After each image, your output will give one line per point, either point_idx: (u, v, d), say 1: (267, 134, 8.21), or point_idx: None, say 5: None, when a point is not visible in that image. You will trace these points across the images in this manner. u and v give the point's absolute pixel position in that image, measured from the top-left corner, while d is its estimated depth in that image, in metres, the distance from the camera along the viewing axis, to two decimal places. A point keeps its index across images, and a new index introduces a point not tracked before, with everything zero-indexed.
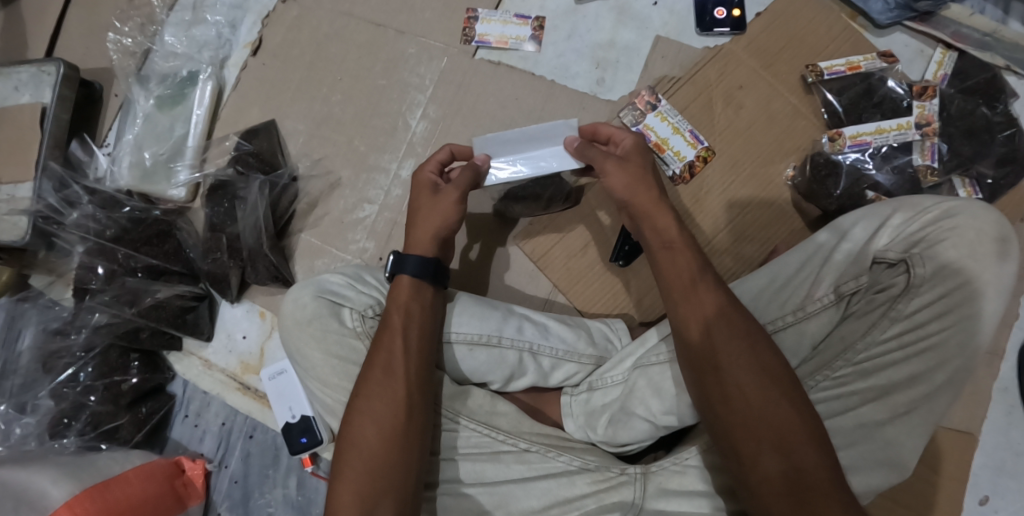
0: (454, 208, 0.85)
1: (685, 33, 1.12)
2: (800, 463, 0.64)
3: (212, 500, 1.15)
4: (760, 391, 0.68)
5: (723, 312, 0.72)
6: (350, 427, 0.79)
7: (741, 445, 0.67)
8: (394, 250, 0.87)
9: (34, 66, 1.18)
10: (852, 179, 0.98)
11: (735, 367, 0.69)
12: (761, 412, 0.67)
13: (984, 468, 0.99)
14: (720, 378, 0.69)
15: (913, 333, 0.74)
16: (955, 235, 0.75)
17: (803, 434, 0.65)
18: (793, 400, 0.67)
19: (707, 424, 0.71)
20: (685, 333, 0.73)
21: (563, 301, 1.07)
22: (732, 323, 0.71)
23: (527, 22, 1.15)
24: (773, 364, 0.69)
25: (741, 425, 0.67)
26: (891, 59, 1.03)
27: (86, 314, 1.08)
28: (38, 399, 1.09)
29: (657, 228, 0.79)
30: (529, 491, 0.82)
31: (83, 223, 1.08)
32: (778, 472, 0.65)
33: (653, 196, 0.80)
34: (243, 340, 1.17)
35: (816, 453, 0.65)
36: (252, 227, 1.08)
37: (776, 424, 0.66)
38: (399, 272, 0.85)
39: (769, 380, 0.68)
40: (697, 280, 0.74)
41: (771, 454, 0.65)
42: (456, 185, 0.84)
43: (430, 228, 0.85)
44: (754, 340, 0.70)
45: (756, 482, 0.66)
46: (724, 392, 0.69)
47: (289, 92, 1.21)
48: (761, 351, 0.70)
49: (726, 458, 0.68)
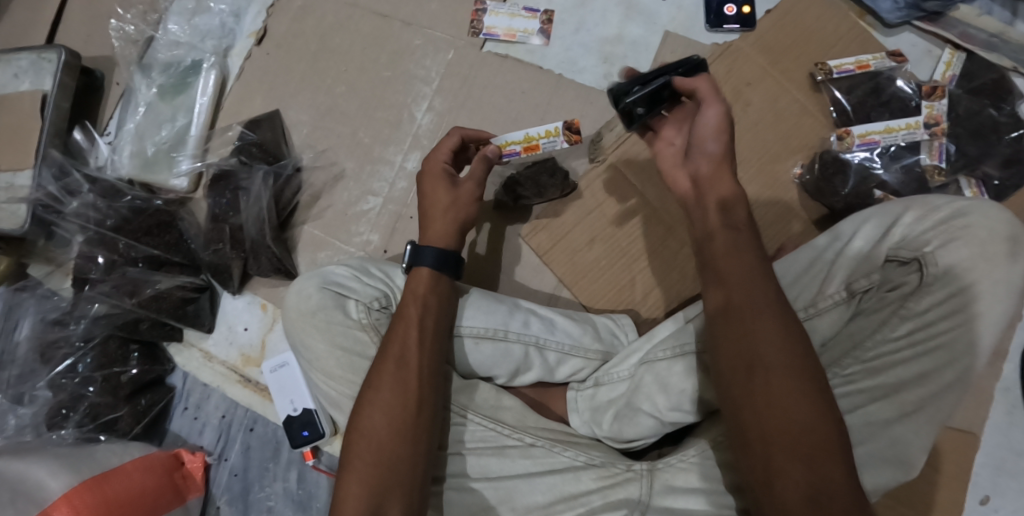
0: (472, 188, 0.87)
1: (694, 29, 1.12)
2: (825, 480, 0.62)
3: (212, 494, 1.14)
4: (795, 395, 0.64)
5: (762, 304, 0.68)
6: (361, 418, 0.77)
7: (772, 447, 0.64)
8: (410, 241, 0.85)
9: (34, 52, 1.17)
10: (859, 177, 0.99)
11: (777, 362, 0.65)
12: (796, 417, 0.64)
13: (984, 467, 0.99)
14: (756, 380, 0.66)
15: (923, 332, 0.74)
16: (967, 234, 0.75)
17: (834, 447, 0.63)
18: (825, 411, 0.64)
19: (733, 416, 0.67)
20: (720, 320, 0.70)
21: (568, 296, 1.06)
22: (776, 317, 0.67)
23: (535, 15, 1.15)
24: (810, 365, 0.66)
25: (774, 425, 0.64)
26: (901, 57, 1.02)
27: (85, 304, 1.06)
28: (36, 390, 1.08)
29: (721, 201, 0.75)
30: (535, 486, 0.82)
31: (83, 212, 1.07)
32: (805, 487, 0.62)
33: (728, 175, 0.76)
34: (245, 332, 1.16)
35: (842, 467, 0.63)
36: (255, 218, 1.07)
37: (809, 430, 0.63)
38: (417, 264, 0.84)
39: (807, 386, 0.65)
40: (740, 266, 0.70)
41: (798, 461, 0.63)
42: (476, 176, 0.87)
43: (445, 214, 0.85)
44: (797, 343, 0.66)
45: (778, 489, 0.63)
46: (760, 389, 0.65)
47: (294, 81, 1.20)
48: (805, 354, 0.66)
49: (750, 458, 0.66)
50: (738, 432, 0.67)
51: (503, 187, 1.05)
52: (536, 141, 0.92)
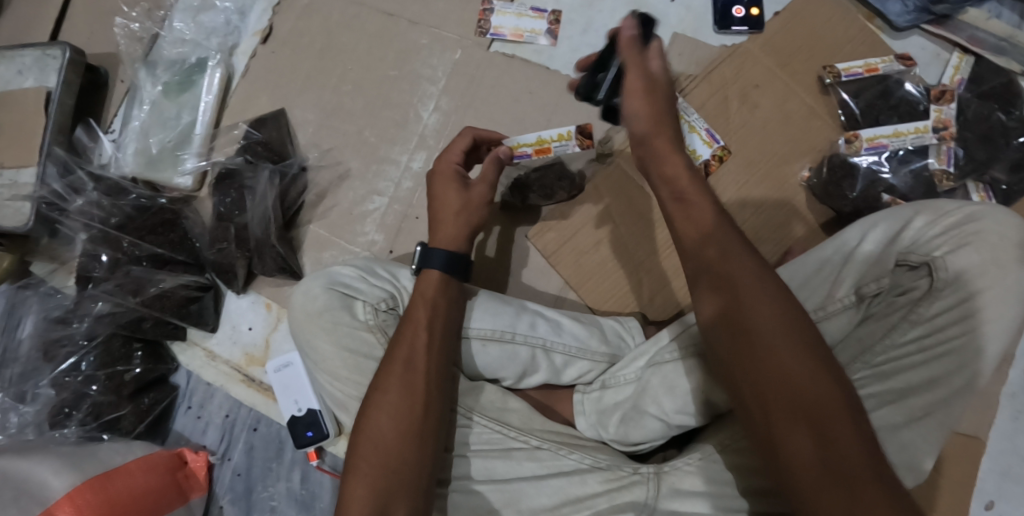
0: (484, 191, 0.86)
1: (702, 30, 1.12)
2: (837, 442, 0.59)
3: (215, 493, 1.14)
4: (796, 357, 0.63)
5: (749, 271, 0.67)
6: (366, 420, 0.77)
7: (774, 414, 0.62)
8: (420, 242, 0.85)
9: (39, 49, 1.16)
10: (868, 181, 0.98)
11: (771, 327, 0.64)
12: (799, 380, 0.62)
13: (990, 472, 0.99)
14: (748, 349, 0.65)
15: (933, 338, 0.74)
16: (978, 239, 0.75)
17: (841, 410, 0.61)
18: (828, 371, 0.63)
19: (733, 389, 0.66)
20: (707, 291, 0.69)
21: (573, 297, 1.06)
22: (764, 285, 0.67)
23: (543, 15, 1.14)
24: (806, 331, 0.64)
25: (773, 392, 0.63)
26: (911, 61, 1.02)
27: (88, 303, 1.05)
28: (39, 388, 1.07)
29: (675, 178, 0.74)
30: (541, 489, 0.81)
31: (87, 210, 1.06)
32: (811, 452, 0.60)
33: (673, 145, 0.75)
34: (249, 332, 1.16)
35: (852, 430, 0.60)
36: (261, 217, 1.06)
37: (813, 397, 0.61)
38: (427, 267, 0.84)
39: (805, 351, 0.63)
40: (722, 238, 0.70)
41: (803, 427, 0.61)
42: (487, 179, 0.87)
43: (455, 216, 0.84)
44: (791, 310, 0.65)
45: (785, 458, 0.61)
46: (760, 354, 0.64)
47: (300, 80, 1.20)
48: (800, 321, 0.65)
49: (755, 430, 0.64)
50: (741, 404, 0.66)
51: (511, 188, 1.06)
52: (548, 144, 0.93)
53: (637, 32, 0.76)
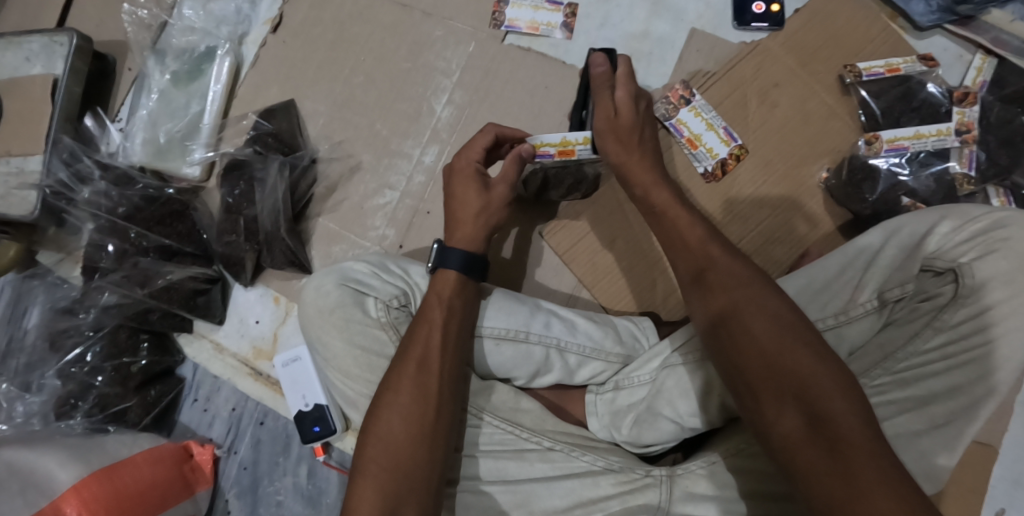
0: (503, 191, 0.84)
1: (722, 26, 1.10)
2: (830, 415, 0.59)
3: (220, 486, 1.13)
4: (781, 341, 0.64)
5: (728, 266, 0.71)
6: (377, 421, 0.76)
7: (762, 396, 0.63)
8: (437, 240, 0.83)
9: (46, 35, 1.14)
10: (888, 185, 0.96)
11: (751, 311, 0.66)
12: (784, 359, 0.62)
13: (1002, 480, 0.98)
14: (732, 338, 0.66)
15: (957, 345, 0.73)
16: (1007, 246, 0.73)
17: (831, 384, 0.60)
18: (817, 350, 0.63)
19: (726, 379, 0.67)
20: (691, 289, 0.72)
21: (587, 296, 1.05)
22: (741, 276, 0.69)
23: (559, 9, 1.12)
24: (788, 314, 0.66)
25: (760, 374, 0.63)
26: (932, 62, 1.00)
27: (95, 294, 1.04)
28: (44, 379, 1.06)
29: (650, 191, 0.80)
30: (552, 490, 0.80)
31: (94, 200, 1.04)
32: (801, 428, 0.60)
33: (647, 162, 0.82)
34: (256, 325, 1.15)
35: (845, 402, 0.59)
36: (271, 209, 1.04)
37: (801, 375, 0.61)
38: (443, 267, 0.82)
39: (789, 331, 0.64)
40: (699, 239, 0.74)
41: (792, 405, 0.61)
42: (507, 178, 0.85)
43: (473, 218, 0.83)
44: (771, 296, 0.67)
45: (779, 438, 0.61)
46: (745, 343, 0.65)
47: (311, 71, 1.18)
48: (783, 306, 0.66)
49: (749, 415, 0.64)
50: (734, 393, 0.66)
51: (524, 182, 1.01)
52: (572, 146, 0.84)
53: (607, 67, 0.86)
